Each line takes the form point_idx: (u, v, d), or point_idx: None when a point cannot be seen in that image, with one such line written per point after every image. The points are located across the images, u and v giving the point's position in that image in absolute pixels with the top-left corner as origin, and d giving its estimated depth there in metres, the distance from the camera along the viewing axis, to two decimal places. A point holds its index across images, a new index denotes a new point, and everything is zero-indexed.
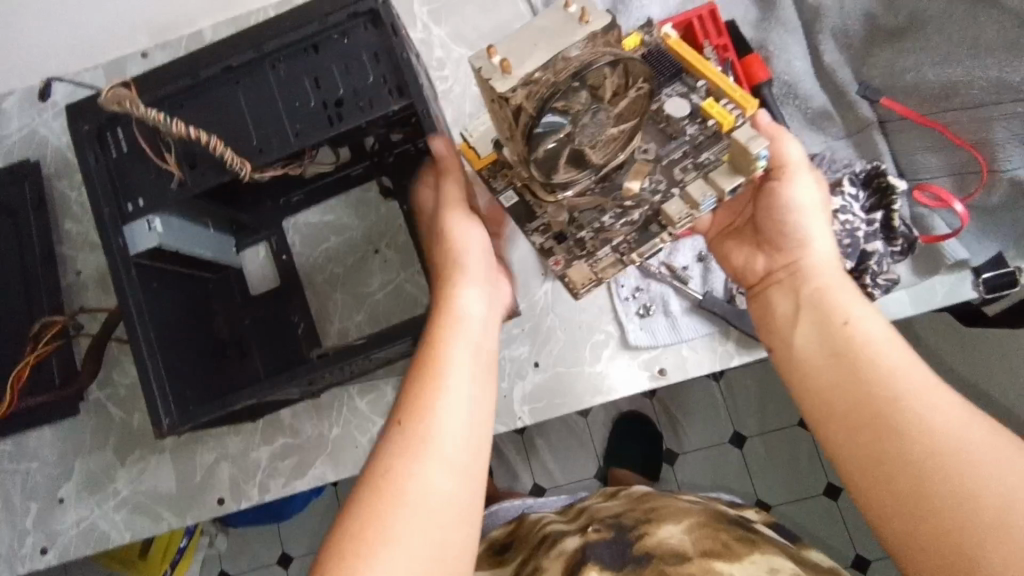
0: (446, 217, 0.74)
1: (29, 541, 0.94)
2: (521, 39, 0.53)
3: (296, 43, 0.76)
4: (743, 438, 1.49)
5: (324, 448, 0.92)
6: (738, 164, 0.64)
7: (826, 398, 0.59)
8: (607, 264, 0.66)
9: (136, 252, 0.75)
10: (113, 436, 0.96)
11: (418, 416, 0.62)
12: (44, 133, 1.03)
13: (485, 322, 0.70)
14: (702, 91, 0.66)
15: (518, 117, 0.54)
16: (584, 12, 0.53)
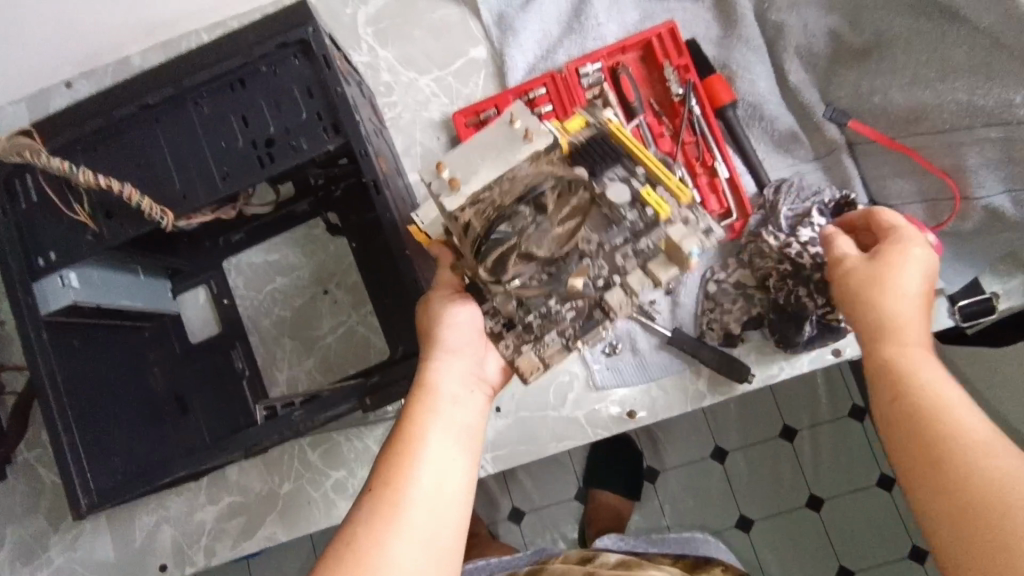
0: (432, 300, 0.65)
1: None
2: (470, 155, 0.57)
3: (219, 76, 0.70)
4: (724, 453, 1.45)
5: (274, 506, 0.86)
6: (673, 256, 0.57)
7: (919, 478, 0.48)
8: (552, 350, 0.64)
9: (49, 311, 0.69)
10: (45, 500, 0.88)
11: (392, 484, 0.57)
12: None
13: (466, 387, 0.64)
14: (641, 177, 0.59)
15: (468, 231, 0.57)
16: (527, 131, 0.56)
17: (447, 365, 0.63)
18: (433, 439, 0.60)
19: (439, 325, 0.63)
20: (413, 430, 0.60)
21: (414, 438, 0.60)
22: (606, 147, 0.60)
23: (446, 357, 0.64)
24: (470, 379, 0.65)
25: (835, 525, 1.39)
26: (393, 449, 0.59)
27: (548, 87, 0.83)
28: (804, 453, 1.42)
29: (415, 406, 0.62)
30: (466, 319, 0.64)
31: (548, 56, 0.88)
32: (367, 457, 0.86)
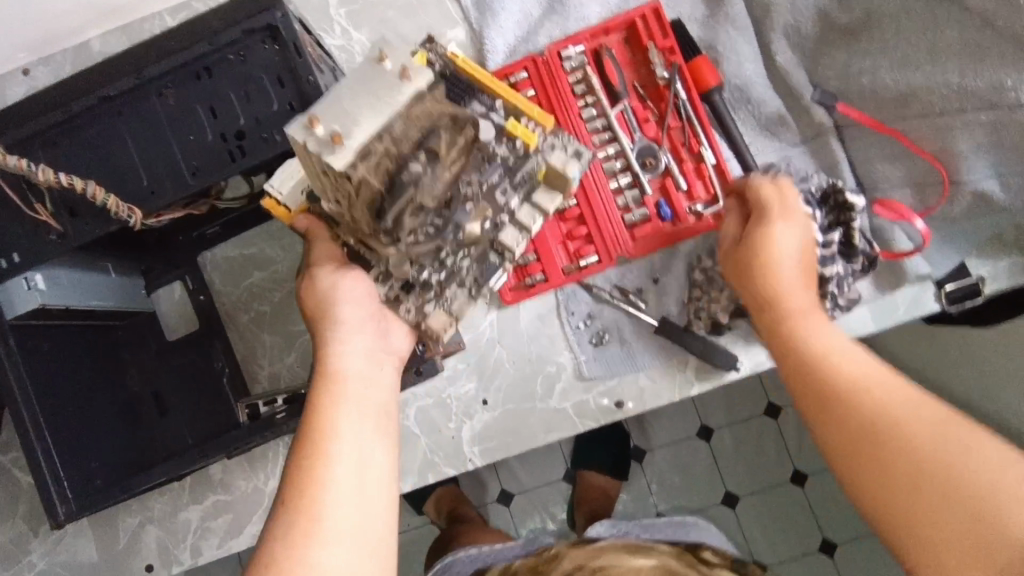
0: (317, 275, 0.64)
1: None
2: (346, 104, 0.50)
3: (184, 65, 0.67)
4: (710, 431, 1.46)
5: (260, 504, 0.84)
6: (553, 182, 0.60)
7: (824, 422, 0.56)
8: (458, 303, 0.65)
9: (16, 314, 0.66)
10: (23, 503, 0.86)
11: (307, 493, 0.56)
12: None
13: (373, 363, 0.64)
14: (501, 111, 0.60)
15: (359, 188, 0.52)
16: (404, 69, 0.51)
17: (346, 344, 0.64)
18: (345, 421, 0.60)
19: (331, 302, 0.63)
20: (321, 418, 0.60)
21: (324, 428, 0.59)
22: (460, 84, 0.61)
23: (345, 338, 0.64)
24: (376, 355, 0.65)
25: (820, 500, 1.41)
26: (301, 442, 0.59)
27: (529, 71, 0.81)
28: (789, 429, 1.44)
29: (321, 396, 0.61)
30: (357, 292, 0.63)
31: (529, 38, 0.85)
32: None
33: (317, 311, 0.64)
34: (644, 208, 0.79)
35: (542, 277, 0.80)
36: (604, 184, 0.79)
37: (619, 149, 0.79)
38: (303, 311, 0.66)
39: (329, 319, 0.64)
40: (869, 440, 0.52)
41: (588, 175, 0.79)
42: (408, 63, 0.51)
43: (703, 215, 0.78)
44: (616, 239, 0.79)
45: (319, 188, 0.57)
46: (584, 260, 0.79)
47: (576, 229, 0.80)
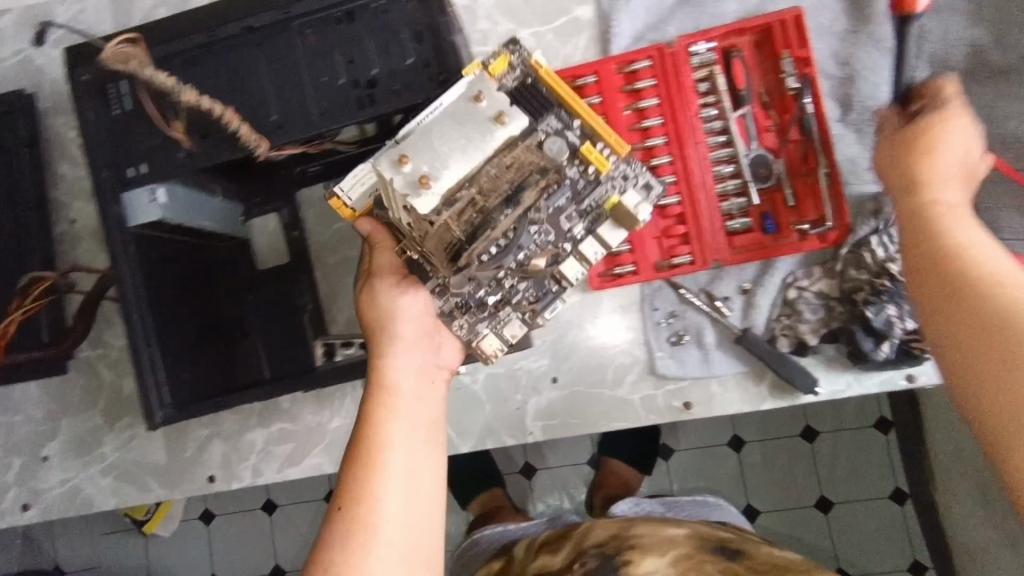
0: (378, 288, 0.67)
1: (10, 496, 0.90)
2: (438, 146, 0.56)
3: (327, 8, 0.68)
4: (742, 442, 1.46)
5: (322, 440, 0.88)
6: (619, 215, 0.67)
7: (943, 308, 0.46)
8: (511, 328, 0.69)
9: (137, 224, 0.70)
10: (103, 398, 0.91)
11: (361, 502, 0.58)
12: (40, 61, 0.93)
13: (427, 374, 0.67)
14: (577, 132, 0.66)
15: (443, 229, 0.57)
16: (499, 114, 0.56)
17: (400, 355, 0.66)
18: (397, 434, 0.62)
19: (391, 317, 0.66)
20: (375, 431, 0.62)
21: (377, 442, 0.61)
22: (537, 95, 0.67)
23: (397, 351, 0.66)
24: (427, 370, 0.67)
25: (841, 530, 1.41)
26: (354, 455, 0.61)
27: (653, 61, 0.80)
28: (822, 455, 1.43)
29: (376, 402, 0.64)
30: (414, 306, 0.66)
31: (659, 26, 0.84)
32: None
33: (371, 319, 0.67)
34: (746, 218, 0.80)
35: (632, 268, 0.81)
36: (712, 186, 0.79)
37: (731, 154, 0.80)
38: (359, 318, 0.69)
39: (383, 330, 0.66)
40: (1002, 329, 0.42)
41: (698, 178, 0.80)
42: (503, 109, 0.56)
43: (808, 236, 0.76)
44: (715, 243, 0.79)
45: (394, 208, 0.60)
46: (677, 259, 0.80)
47: (675, 226, 0.81)
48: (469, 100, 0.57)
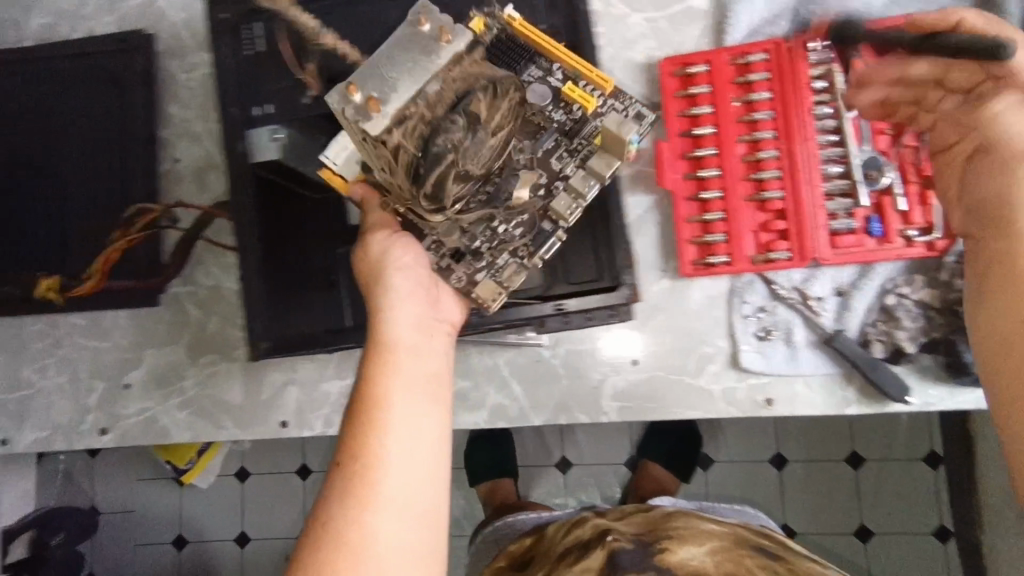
0: (371, 241, 0.68)
1: (89, 419, 0.93)
2: (385, 72, 0.54)
3: None
4: (784, 461, 1.43)
5: None
6: (608, 146, 0.73)
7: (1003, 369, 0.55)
8: (509, 271, 0.73)
9: (257, 163, 0.73)
10: (188, 333, 0.93)
11: (361, 459, 0.56)
12: (163, 6, 0.96)
13: (425, 331, 0.65)
14: (557, 75, 0.75)
15: (398, 155, 0.55)
16: (443, 32, 0.55)
17: (397, 310, 0.64)
18: (397, 386, 0.60)
19: (383, 269, 0.66)
20: (374, 384, 0.60)
21: (377, 395, 0.59)
22: (517, 44, 0.76)
23: (394, 303, 0.64)
24: (426, 322, 0.66)
25: (880, 562, 1.37)
26: (355, 410, 0.59)
27: (768, 55, 0.81)
28: (866, 483, 1.40)
29: (377, 358, 0.61)
30: (407, 259, 0.67)
31: (776, 20, 0.84)
32: (495, 375, 0.87)
33: (365, 273, 0.66)
34: (851, 219, 0.78)
35: (725, 258, 0.81)
36: (818, 184, 0.79)
37: (843, 154, 0.79)
38: (357, 274, 0.68)
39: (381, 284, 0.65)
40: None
41: (801, 172, 0.79)
42: (447, 26, 0.55)
43: (914, 242, 0.76)
44: (814, 240, 0.78)
45: (369, 160, 0.59)
46: (774, 254, 0.79)
47: (774, 221, 0.80)
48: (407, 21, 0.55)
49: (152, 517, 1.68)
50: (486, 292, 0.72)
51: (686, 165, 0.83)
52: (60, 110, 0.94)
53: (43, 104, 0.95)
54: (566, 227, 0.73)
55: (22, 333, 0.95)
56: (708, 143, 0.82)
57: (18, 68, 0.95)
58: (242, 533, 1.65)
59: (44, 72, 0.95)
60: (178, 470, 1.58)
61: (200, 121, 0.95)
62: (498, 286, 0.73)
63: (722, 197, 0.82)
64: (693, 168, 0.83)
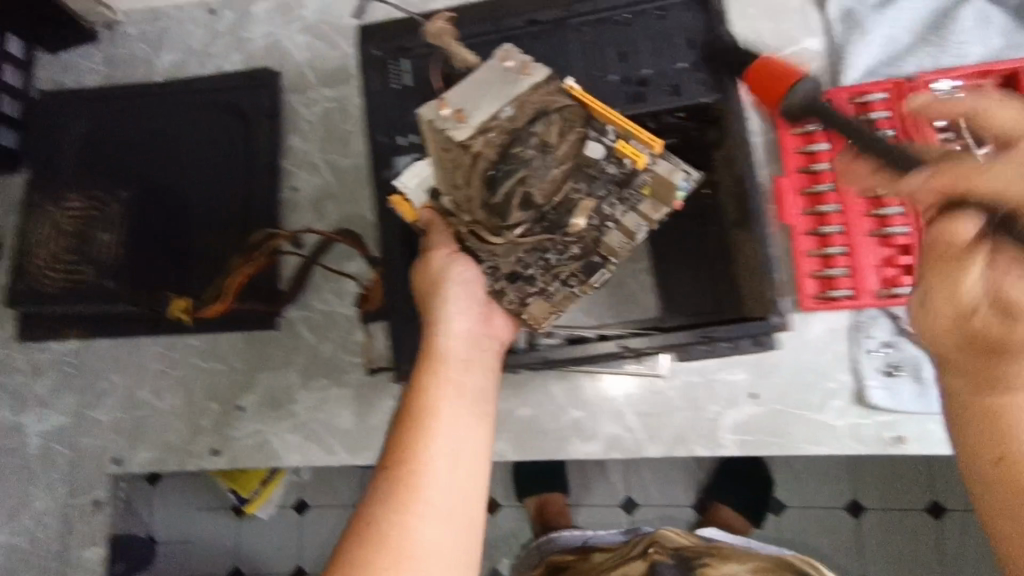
0: (433, 257, 0.71)
1: (202, 440, 0.95)
2: (472, 93, 0.59)
3: (611, 11, 0.72)
4: (861, 509, 1.34)
5: (509, 424, 0.91)
6: (659, 194, 0.66)
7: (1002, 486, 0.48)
8: (560, 296, 0.71)
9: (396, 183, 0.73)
10: (301, 358, 0.95)
11: (410, 464, 0.59)
12: (287, 45, 1.00)
13: (476, 348, 0.70)
14: (612, 135, 0.65)
15: (475, 162, 0.59)
16: (524, 66, 0.60)
17: (451, 324, 0.70)
18: (447, 398, 0.64)
19: (440, 288, 0.70)
20: (428, 395, 0.64)
21: (431, 406, 0.63)
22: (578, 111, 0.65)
23: (450, 319, 0.69)
24: (478, 339, 0.71)
25: None
26: (409, 419, 0.63)
27: (889, 94, 0.83)
28: (950, 537, 1.31)
29: (430, 371, 0.67)
30: (467, 274, 0.70)
31: (896, 61, 0.85)
32: (608, 406, 0.89)
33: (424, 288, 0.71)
34: None
35: (849, 292, 0.81)
36: None
37: None
38: (416, 290, 0.73)
39: (437, 298, 0.70)
40: None
41: None
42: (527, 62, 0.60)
43: None
44: None
45: (440, 181, 0.65)
46: (901, 288, 0.80)
47: (899, 256, 0.81)
48: (495, 60, 0.62)
49: (201, 550, 1.62)
50: (537, 318, 0.72)
51: (805, 200, 0.84)
52: (192, 140, 0.98)
53: (176, 134, 0.99)
54: (616, 263, 0.69)
55: (142, 354, 0.98)
56: (827, 179, 0.83)
57: (157, 99, 1.00)
58: (298, 566, 1.59)
59: (179, 104, 1.00)
60: (240, 500, 1.49)
61: (319, 153, 0.98)
62: (551, 309, 0.71)
63: (844, 233, 0.82)
64: (812, 203, 0.84)
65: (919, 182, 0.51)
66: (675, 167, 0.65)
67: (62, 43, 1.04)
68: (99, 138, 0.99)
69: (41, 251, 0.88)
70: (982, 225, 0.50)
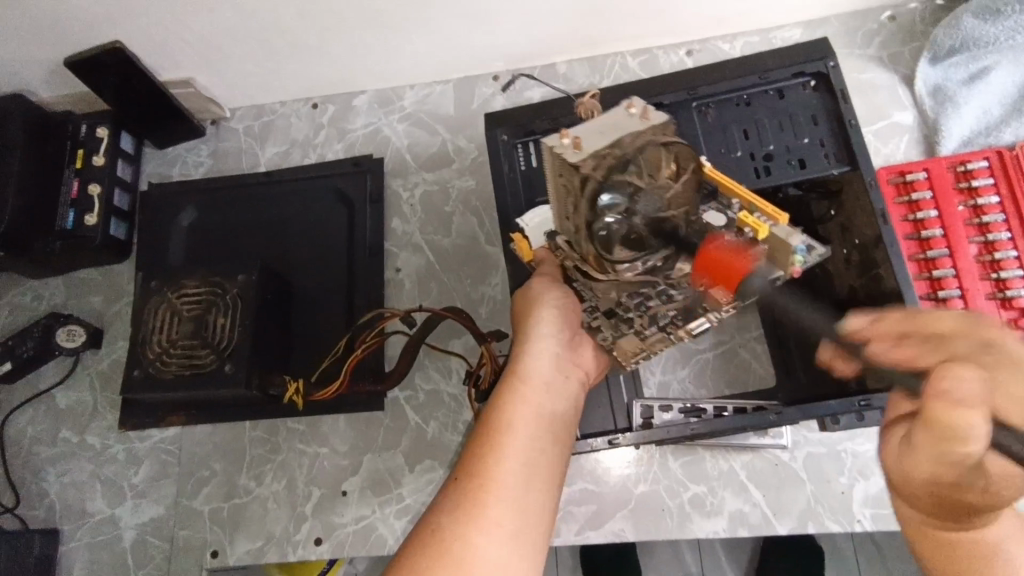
0: (535, 280, 0.71)
1: (304, 528, 0.91)
2: (591, 128, 0.55)
3: (732, 93, 0.76)
4: None
5: (627, 503, 0.86)
6: (776, 256, 0.59)
7: None
8: (655, 336, 0.66)
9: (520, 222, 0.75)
10: (406, 439, 0.93)
11: (480, 476, 0.60)
12: (388, 134, 1.05)
13: (559, 374, 0.71)
14: (735, 209, 0.60)
15: (584, 185, 0.55)
16: (644, 110, 0.54)
17: (536, 346, 0.70)
18: (523, 417, 0.65)
19: (538, 308, 0.70)
20: (504, 411, 0.65)
21: (506, 422, 0.64)
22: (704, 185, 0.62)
23: (535, 340, 0.70)
24: (562, 364, 0.71)
25: None
26: (484, 432, 0.64)
27: (990, 162, 0.85)
28: None
29: (510, 388, 0.68)
30: (563, 301, 0.70)
31: (991, 131, 0.88)
32: (731, 479, 0.85)
33: (518, 309, 0.73)
34: None
35: None
36: None
37: None
38: (513, 310, 0.74)
39: (526, 320, 0.71)
40: None
41: None
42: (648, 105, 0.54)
43: None
44: None
45: (554, 210, 0.62)
46: None
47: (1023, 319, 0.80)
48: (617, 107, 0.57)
49: None
50: (624, 352, 0.69)
51: (917, 266, 0.84)
52: (297, 225, 1.02)
53: (281, 219, 1.02)
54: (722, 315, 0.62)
55: (243, 438, 0.96)
56: (939, 244, 0.84)
57: (263, 188, 1.04)
58: None
59: (283, 190, 1.04)
60: None
61: (420, 234, 1.00)
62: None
63: (963, 296, 0.82)
64: (925, 268, 0.84)
65: (864, 324, 0.49)
66: (794, 229, 0.58)
67: (172, 140, 1.10)
68: (207, 226, 1.03)
69: (157, 336, 0.88)
70: (978, 390, 0.42)
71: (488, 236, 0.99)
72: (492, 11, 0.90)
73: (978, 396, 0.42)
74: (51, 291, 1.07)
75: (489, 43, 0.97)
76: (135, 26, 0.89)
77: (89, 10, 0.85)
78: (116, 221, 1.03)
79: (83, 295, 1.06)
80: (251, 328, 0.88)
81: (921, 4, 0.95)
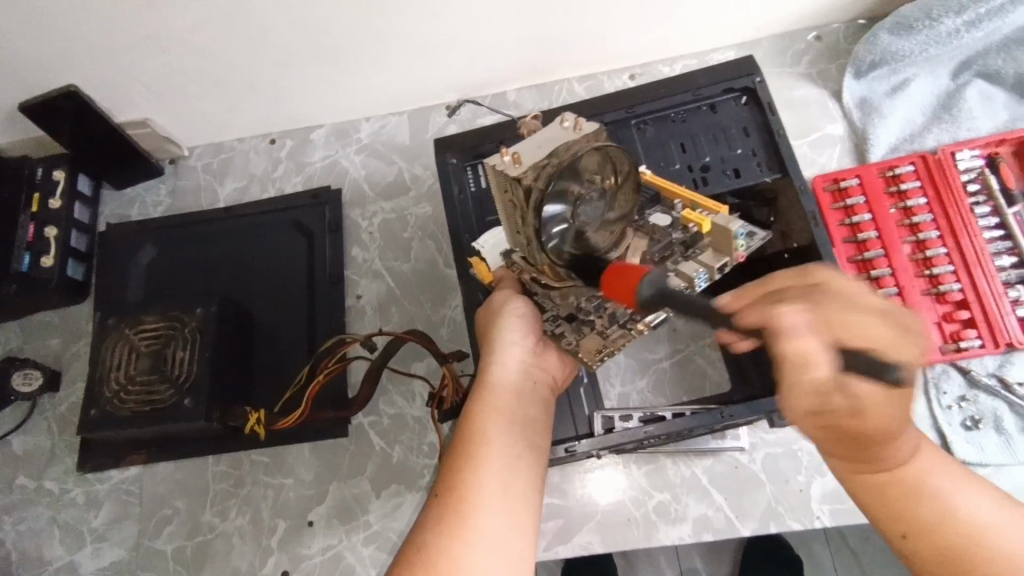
0: (495, 295, 0.74)
1: (270, 562, 0.90)
2: (530, 143, 0.57)
3: (666, 109, 0.80)
4: None
5: (593, 516, 0.86)
6: (718, 243, 0.64)
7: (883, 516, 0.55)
8: (616, 333, 0.68)
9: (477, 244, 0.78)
10: (372, 465, 0.93)
11: (458, 489, 0.61)
12: (345, 165, 1.08)
13: (528, 380, 0.72)
14: (679, 209, 0.67)
15: (528, 198, 0.56)
16: (576, 121, 0.57)
17: (502, 355, 0.72)
18: (497, 425, 0.66)
19: (500, 320, 0.72)
20: (478, 422, 0.66)
21: (481, 432, 0.65)
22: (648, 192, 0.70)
23: (501, 351, 0.72)
24: (531, 372, 0.73)
25: None
26: (459, 446, 0.65)
27: (916, 166, 0.90)
28: None
29: (481, 399, 0.69)
30: (522, 311, 0.72)
31: (915, 138, 0.94)
32: (694, 485, 0.86)
33: (482, 324, 0.75)
34: None
35: None
36: (994, 274, 0.85)
37: (1012, 247, 0.86)
38: (478, 327, 0.76)
39: (490, 334, 0.73)
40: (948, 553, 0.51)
41: (969, 266, 0.85)
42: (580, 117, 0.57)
43: None
44: (1002, 327, 0.83)
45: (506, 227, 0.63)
46: (966, 343, 0.83)
47: (957, 312, 0.84)
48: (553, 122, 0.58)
49: None
50: (588, 352, 0.70)
51: (857, 267, 0.88)
52: (258, 257, 1.02)
53: (241, 253, 1.03)
54: None
55: (205, 474, 0.95)
56: (875, 245, 0.88)
57: (222, 222, 1.05)
58: None
59: (243, 224, 1.05)
60: None
61: (380, 260, 1.02)
62: (600, 347, 0.70)
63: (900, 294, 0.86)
64: (864, 269, 0.88)
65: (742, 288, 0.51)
66: (732, 218, 0.64)
67: (131, 180, 1.11)
68: (165, 264, 1.04)
69: (114, 374, 0.88)
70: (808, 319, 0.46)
71: (446, 259, 1.01)
72: (440, 45, 0.94)
73: (804, 327, 0.46)
74: (7, 337, 1.05)
75: (440, 75, 1.01)
76: (91, 70, 0.91)
77: (44, 56, 0.87)
78: (72, 262, 1.03)
79: (40, 338, 1.05)
80: (210, 361, 0.87)
81: (844, 24, 1.01)
